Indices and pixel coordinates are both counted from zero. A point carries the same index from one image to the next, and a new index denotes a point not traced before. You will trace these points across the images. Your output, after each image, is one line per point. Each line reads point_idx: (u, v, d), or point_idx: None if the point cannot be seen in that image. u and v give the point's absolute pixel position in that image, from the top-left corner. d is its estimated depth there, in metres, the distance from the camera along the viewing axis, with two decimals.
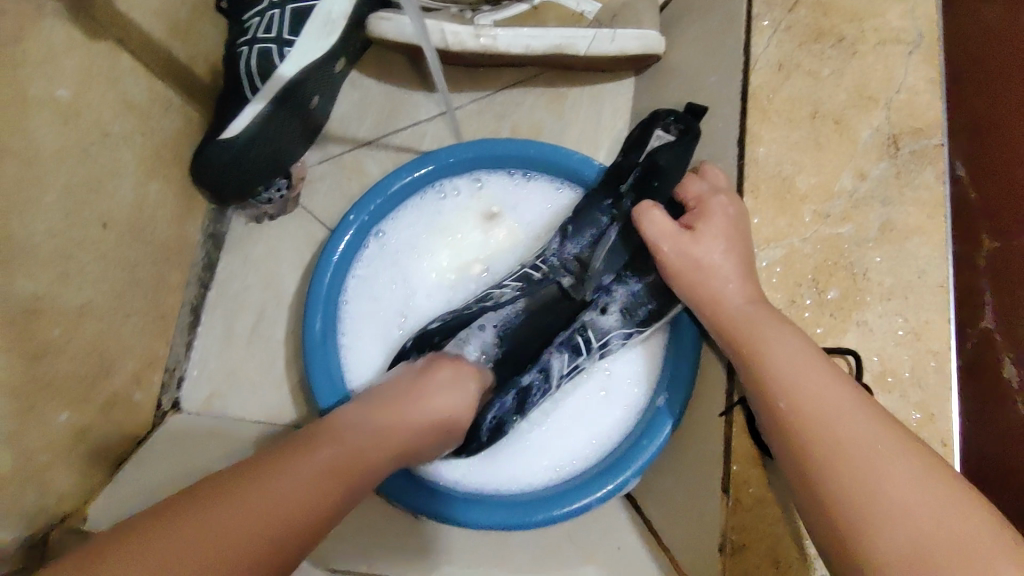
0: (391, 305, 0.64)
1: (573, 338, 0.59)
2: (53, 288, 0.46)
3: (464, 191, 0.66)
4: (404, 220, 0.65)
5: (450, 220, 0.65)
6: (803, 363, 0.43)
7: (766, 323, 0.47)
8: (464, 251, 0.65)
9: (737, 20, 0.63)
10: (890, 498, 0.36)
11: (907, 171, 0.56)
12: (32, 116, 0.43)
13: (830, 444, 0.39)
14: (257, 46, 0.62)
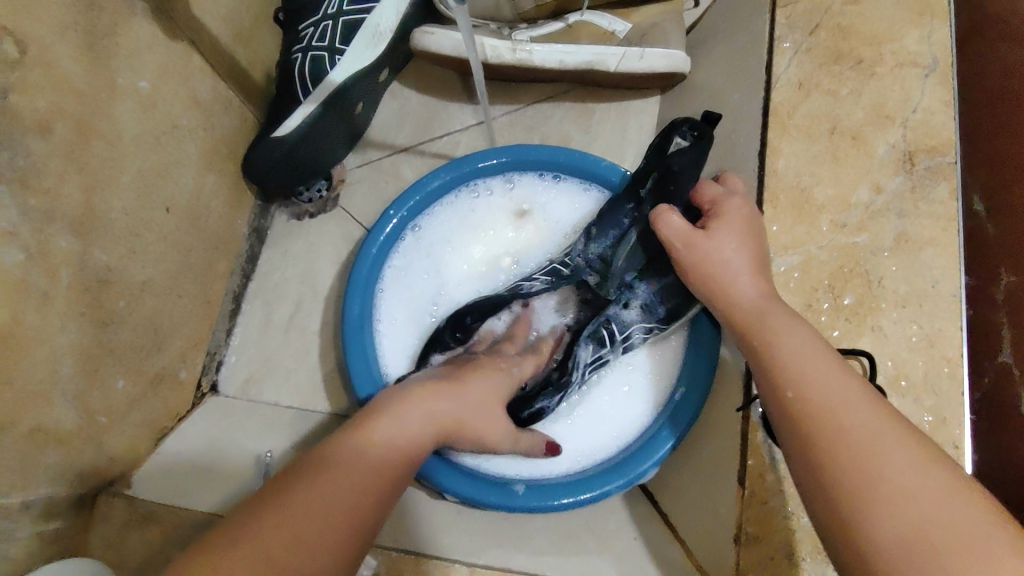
0: (424, 295, 0.67)
1: (599, 330, 0.62)
2: (120, 261, 0.51)
3: (497, 191, 0.69)
4: (441, 217, 0.68)
5: (483, 218, 0.69)
6: (818, 356, 0.45)
7: (777, 316, 0.49)
8: (495, 246, 0.69)
9: (760, 41, 0.66)
10: (896, 481, 0.38)
11: (923, 186, 0.59)
12: (117, 103, 0.48)
13: (843, 429, 0.41)
14: (311, 54, 0.67)
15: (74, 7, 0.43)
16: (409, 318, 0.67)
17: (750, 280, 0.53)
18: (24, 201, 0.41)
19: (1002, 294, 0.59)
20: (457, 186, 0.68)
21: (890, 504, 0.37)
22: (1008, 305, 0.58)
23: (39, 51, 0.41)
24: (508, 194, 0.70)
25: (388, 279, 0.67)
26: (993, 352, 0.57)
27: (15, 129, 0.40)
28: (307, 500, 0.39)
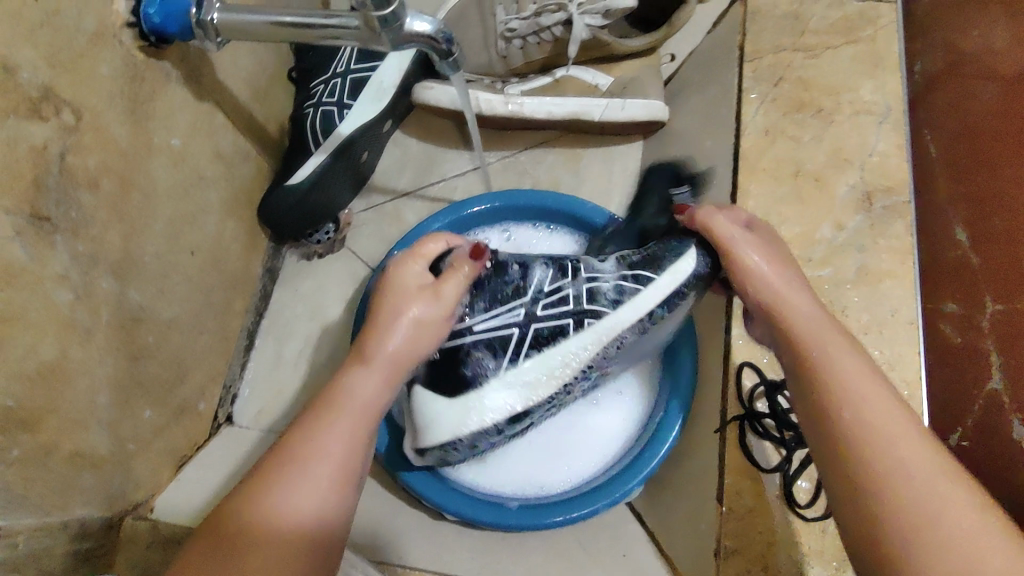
0: None
1: (562, 260, 0.62)
2: (151, 300, 0.56)
3: (495, 240, 0.75)
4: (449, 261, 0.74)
5: None
6: (848, 361, 0.46)
7: (832, 335, 0.47)
8: None
9: (730, 92, 0.73)
10: (920, 493, 0.39)
11: (880, 223, 0.65)
12: (153, 159, 0.54)
13: (869, 428, 0.42)
14: (321, 109, 0.73)
15: (121, 79, 0.49)
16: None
17: (806, 300, 0.50)
18: (76, 249, 0.47)
19: (988, 324, 0.65)
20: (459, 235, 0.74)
21: (922, 514, 0.38)
22: (994, 334, 0.64)
23: (91, 119, 0.46)
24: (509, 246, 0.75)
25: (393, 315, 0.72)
26: (982, 382, 0.64)
27: (71, 186, 0.45)
28: (272, 527, 0.42)
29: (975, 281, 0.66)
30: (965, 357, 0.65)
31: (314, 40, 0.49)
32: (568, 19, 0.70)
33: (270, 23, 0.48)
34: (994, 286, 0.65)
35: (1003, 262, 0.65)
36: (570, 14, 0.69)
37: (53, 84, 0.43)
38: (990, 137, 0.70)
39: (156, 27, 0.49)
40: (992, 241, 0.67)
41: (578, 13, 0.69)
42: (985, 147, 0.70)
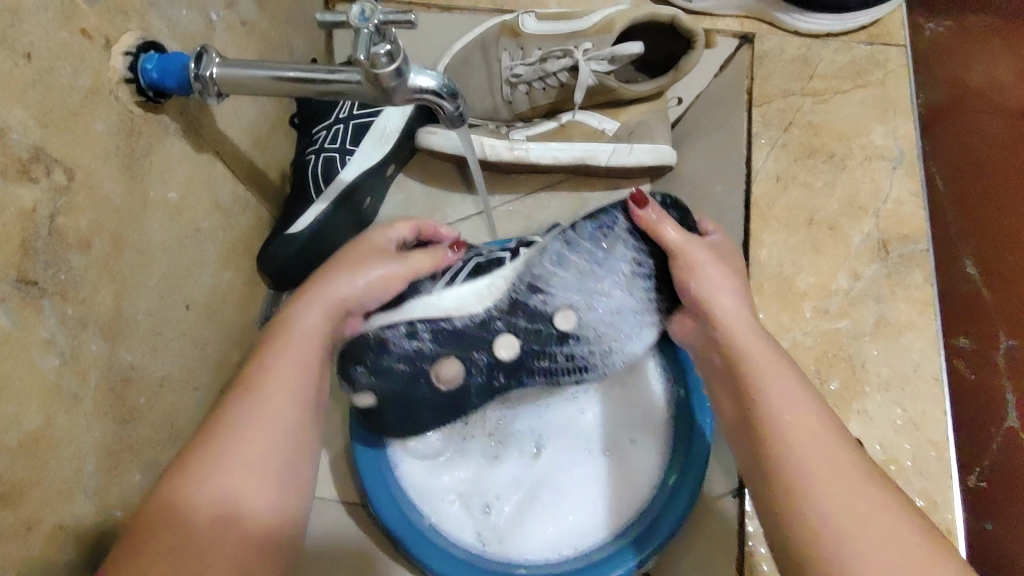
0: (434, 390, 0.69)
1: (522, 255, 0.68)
2: (143, 358, 0.54)
3: None
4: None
5: None
6: (785, 385, 0.50)
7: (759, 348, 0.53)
8: None
9: (739, 137, 0.72)
10: (819, 460, 0.45)
11: (898, 272, 0.63)
12: (148, 215, 0.52)
13: (772, 410, 0.48)
14: (323, 155, 0.72)
15: (116, 135, 0.47)
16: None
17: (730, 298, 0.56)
18: (63, 311, 0.45)
19: (1003, 360, 0.68)
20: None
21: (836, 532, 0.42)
22: (1010, 371, 0.67)
23: (84, 176, 0.45)
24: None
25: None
26: (1001, 419, 0.66)
27: (60, 247, 0.44)
28: (185, 504, 0.44)
29: (989, 318, 0.69)
30: (985, 395, 0.67)
31: (317, 94, 0.48)
32: (574, 65, 0.69)
33: (272, 78, 0.47)
34: (1007, 322, 0.69)
35: (1014, 298, 0.69)
36: (576, 60, 0.68)
37: (45, 143, 0.41)
38: (996, 179, 0.74)
39: (154, 81, 0.48)
40: (1002, 278, 0.70)
41: (583, 59, 0.68)
42: (991, 187, 0.74)
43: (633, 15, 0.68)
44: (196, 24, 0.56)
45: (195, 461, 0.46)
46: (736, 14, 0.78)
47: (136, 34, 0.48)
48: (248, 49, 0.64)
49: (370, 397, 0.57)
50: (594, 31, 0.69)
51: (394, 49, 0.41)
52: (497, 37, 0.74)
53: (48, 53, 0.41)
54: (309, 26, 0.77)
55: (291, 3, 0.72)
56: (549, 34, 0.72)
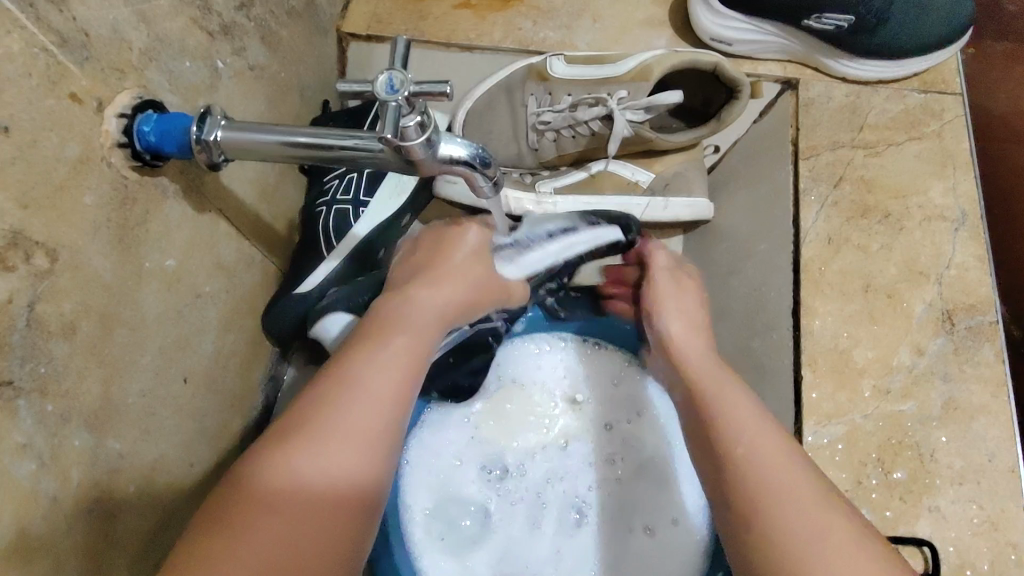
0: (470, 466, 0.63)
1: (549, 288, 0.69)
2: (134, 445, 0.48)
3: (549, 369, 0.68)
4: (500, 382, 0.67)
5: (531, 394, 0.67)
6: (741, 394, 0.44)
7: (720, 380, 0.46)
8: (547, 426, 0.66)
9: (784, 192, 0.66)
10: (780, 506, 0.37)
11: (965, 347, 0.57)
12: (143, 287, 0.47)
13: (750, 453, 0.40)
14: (335, 208, 0.67)
15: (108, 207, 0.42)
16: (461, 500, 0.62)
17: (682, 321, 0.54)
18: (43, 409, 0.40)
19: None
20: (516, 364, 0.68)
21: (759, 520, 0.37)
22: None
23: (69, 256, 0.40)
24: (568, 377, 0.68)
25: (436, 437, 0.64)
26: None
27: (41, 338, 0.39)
28: (308, 485, 0.36)
29: None
30: None
31: (329, 162, 0.42)
32: (608, 114, 0.64)
33: (279, 142, 0.42)
34: None
35: None
36: (610, 109, 0.64)
37: (25, 226, 0.36)
38: None
39: (152, 145, 0.43)
40: None
41: (619, 108, 0.63)
42: None
43: (672, 62, 0.63)
44: (201, 75, 0.51)
45: (326, 393, 0.39)
46: (779, 57, 0.72)
47: (133, 93, 0.43)
48: (257, 96, 0.60)
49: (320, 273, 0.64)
50: (628, 78, 0.64)
51: (424, 121, 0.37)
52: (522, 81, 0.68)
53: (30, 124, 0.36)
54: (323, 67, 0.73)
55: (303, 44, 0.68)
56: (578, 80, 0.66)
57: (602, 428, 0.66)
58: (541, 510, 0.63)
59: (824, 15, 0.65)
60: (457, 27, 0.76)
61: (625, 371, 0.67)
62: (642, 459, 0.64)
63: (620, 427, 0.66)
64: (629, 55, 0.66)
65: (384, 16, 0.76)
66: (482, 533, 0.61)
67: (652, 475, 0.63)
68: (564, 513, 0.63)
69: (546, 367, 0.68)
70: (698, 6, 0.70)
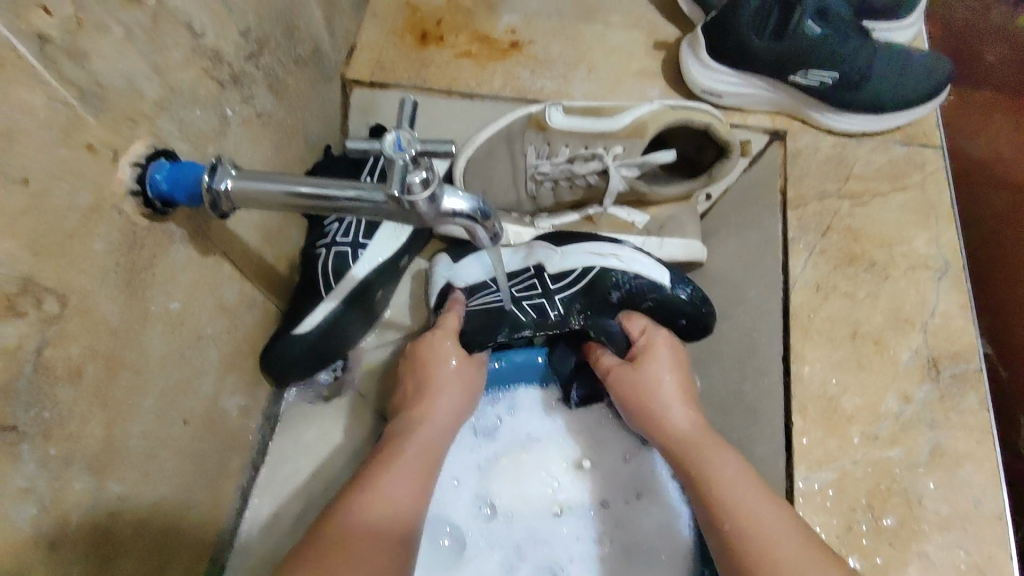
0: (466, 492, 0.65)
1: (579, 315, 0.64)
2: (133, 488, 0.48)
3: (561, 423, 0.69)
4: (514, 434, 0.68)
5: (542, 444, 0.68)
6: (725, 454, 0.50)
7: (711, 445, 0.51)
8: (548, 482, 0.66)
9: (774, 240, 0.68)
10: (783, 557, 0.42)
11: (951, 394, 0.58)
12: (147, 330, 0.48)
13: (745, 516, 0.45)
14: (334, 249, 0.67)
15: (117, 252, 0.43)
16: (446, 518, 0.64)
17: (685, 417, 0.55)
18: (45, 453, 0.40)
19: None
20: (533, 407, 0.69)
21: None
22: None
23: (79, 300, 0.41)
24: (580, 439, 0.68)
25: None
26: None
27: (46, 383, 0.39)
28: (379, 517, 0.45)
29: None
30: None
31: (334, 211, 0.43)
32: (604, 169, 0.68)
33: (287, 192, 0.43)
34: None
35: None
36: (606, 164, 0.67)
37: (36, 274, 0.38)
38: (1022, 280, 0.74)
39: (162, 193, 0.45)
40: None
41: (614, 165, 0.67)
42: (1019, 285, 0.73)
43: (667, 119, 0.65)
44: (210, 123, 0.52)
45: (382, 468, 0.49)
46: (767, 109, 0.75)
47: (146, 142, 0.45)
48: (264, 141, 0.61)
49: (318, 316, 0.64)
50: (624, 133, 0.66)
51: (429, 176, 0.39)
52: (521, 130, 0.70)
53: (46, 175, 0.38)
54: (327, 112, 0.75)
55: (309, 90, 0.70)
56: (576, 130, 0.67)
57: (598, 500, 0.66)
58: (518, 557, 0.64)
59: (810, 72, 0.68)
60: (457, 75, 0.78)
61: (639, 450, 0.67)
62: (627, 538, 0.64)
63: (617, 506, 0.65)
64: (626, 108, 0.67)
65: (387, 63, 0.79)
66: (461, 562, 0.63)
67: (636, 556, 0.63)
68: (540, 569, 0.64)
69: (559, 420, 0.69)
70: (692, 61, 0.74)
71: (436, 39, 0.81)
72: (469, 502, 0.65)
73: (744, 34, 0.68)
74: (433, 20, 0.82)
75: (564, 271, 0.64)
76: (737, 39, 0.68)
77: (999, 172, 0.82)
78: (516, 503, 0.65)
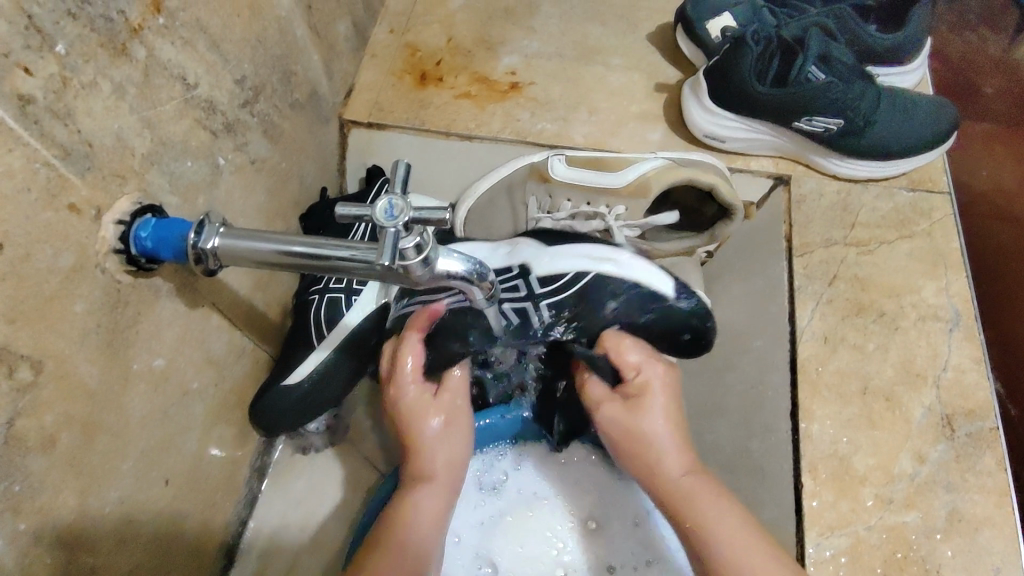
0: (467, 550, 0.63)
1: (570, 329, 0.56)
2: (110, 557, 0.46)
3: (570, 482, 0.66)
4: (520, 491, 0.66)
5: (548, 504, 0.65)
6: (718, 502, 0.45)
7: (704, 491, 0.46)
8: (552, 545, 0.63)
9: (780, 289, 0.67)
10: None
11: (967, 454, 0.56)
12: (129, 390, 0.46)
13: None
14: (328, 295, 0.65)
15: (99, 312, 0.42)
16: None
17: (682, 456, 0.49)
18: (15, 529, 0.38)
19: None
20: (539, 463, 0.67)
21: None
22: None
23: (55, 365, 0.39)
24: (587, 500, 0.65)
25: None
26: None
27: (17, 456, 0.37)
28: None
29: None
30: None
31: (325, 271, 0.41)
32: (607, 229, 0.68)
33: (277, 251, 0.41)
34: None
35: None
36: (608, 225, 0.67)
37: (11, 342, 0.36)
38: None
39: (147, 250, 0.43)
40: None
41: (617, 226, 0.67)
42: None
43: (671, 178, 0.65)
44: (202, 173, 0.51)
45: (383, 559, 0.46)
46: (771, 154, 0.74)
47: (133, 197, 0.43)
48: (257, 187, 0.60)
49: (308, 369, 0.62)
50: (626, 191, 0.66)
51: (422, 242, 0.37)
52: (523, 180, 0.70)
53: (25, 239, 0.36)
54: (323, 154, 0.74)
55: (305, 133, 0.69)
56: (579, 184, 0.68)
57: (604, 567, 0.62)
58: None
59: (814, 119, 0.67)
60: (456, 116, 0.77)
61: (649, 514, 0.64)
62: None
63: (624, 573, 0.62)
64: (630, 164, 0.67)
65: (385, 104, 0.78)
66: None
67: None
68: None
69: (566, 478, 0.66)
70: (693, 106, 0.72)
71: (435, 79, 0.80)
72: (468, 561, 0.62)
73: (745, 79, 0.67)
74: (432, 60, 0.81)
75: (553, 274, 0.54)
76: (738, 84, 0.68)
77: (999, 205, 0.80)
78: (518, 565, 0.62)
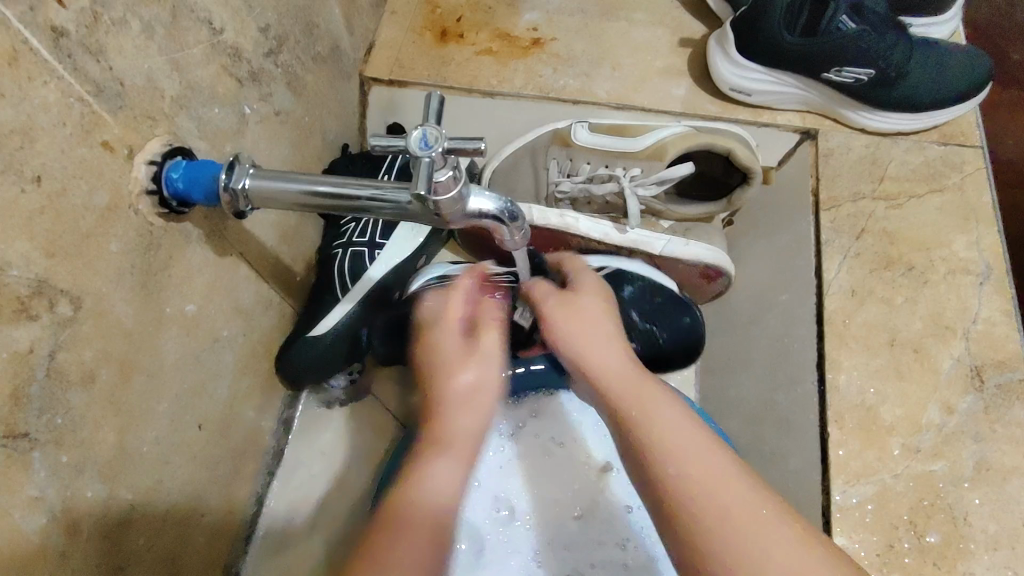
0: (486, 491, 0.64)
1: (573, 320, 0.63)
2: (146, 495, 0.47)
3: (588, 428, 0.67)
4: (538, 437, 0.66)
5: (566, 448, 0.66)
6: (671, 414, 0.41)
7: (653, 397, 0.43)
8: (571, 486, 0.64)
9: (806, 243, 0.66)
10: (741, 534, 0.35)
11: (996, 406, 0.56)
12: (162, 332, 0.46)
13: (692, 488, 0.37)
14: (351, 249, 0.65)
15: (133, 253, 0.42)
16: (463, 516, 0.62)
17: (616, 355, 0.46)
18: (58, 460, 0.39)
19: None
20: (558, 410, 0.67)
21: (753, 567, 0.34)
22: None
23: (93, 303, 0.40)
24: (608, 445, 0.66)
25: None
26: None
27: (60, 388, 0.38)
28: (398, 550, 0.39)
29: None
30: None
31: (353, 212, 0.41)
32: (620, 190, 0.66)
33: (305, 192, 0.41)
34: None
35: None
36: (622, 184, 0.66)
37: (51, 275, 0.36)
38: None
39: (179, 191, 0.43)
40: None
41: (632, 185, 0.66)
42: None
43: (686, 145, 0.64)
44: (229, 121, 0.51)
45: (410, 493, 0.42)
46: (797, 108, 0.72)
47: (163, 139, 0.44)
48: (281, 140, 0.60)
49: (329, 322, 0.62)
50: (643, 155, 0.66)
51: (455, 175, 0.37)
52: (547, 147, 0.70)
53: (62, 173, 0.36)
54: (345, 111, 0.73)
55: (327, 88, 0.68)
56: (597, 148, 0.68)
57: (623, 509, 0.64)
58: (537, 561, 0.62)
59: (844, 69, 0.66)
60: (478, 72, 0.77)
61: None
62: (653, 550, 0.62)
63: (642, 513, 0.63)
64: (649, 131, 0.67)
65: (406, 60, 0.77)
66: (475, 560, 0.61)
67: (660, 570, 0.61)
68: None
69: (585, 425, 0.67)
70: (719, 58, 0.71)
71: (456, 36, 0.79)
72: (488, 501, 0.63)
73: (775, 31, 0.65)
74: (452, 17, 0.80)
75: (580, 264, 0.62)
76: (768, 35, 0.66)
77: None
78: (537, 506, 0.64)
